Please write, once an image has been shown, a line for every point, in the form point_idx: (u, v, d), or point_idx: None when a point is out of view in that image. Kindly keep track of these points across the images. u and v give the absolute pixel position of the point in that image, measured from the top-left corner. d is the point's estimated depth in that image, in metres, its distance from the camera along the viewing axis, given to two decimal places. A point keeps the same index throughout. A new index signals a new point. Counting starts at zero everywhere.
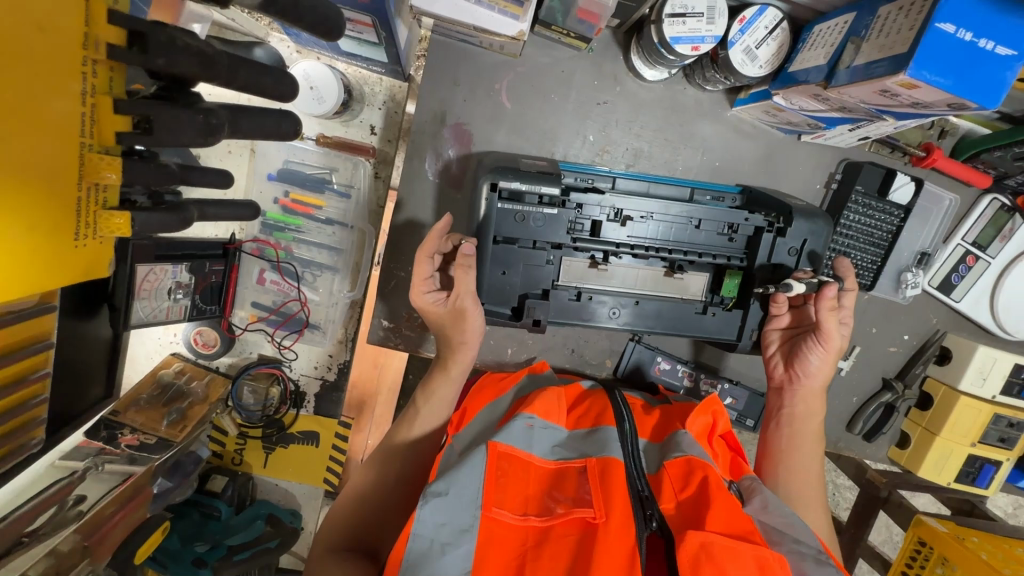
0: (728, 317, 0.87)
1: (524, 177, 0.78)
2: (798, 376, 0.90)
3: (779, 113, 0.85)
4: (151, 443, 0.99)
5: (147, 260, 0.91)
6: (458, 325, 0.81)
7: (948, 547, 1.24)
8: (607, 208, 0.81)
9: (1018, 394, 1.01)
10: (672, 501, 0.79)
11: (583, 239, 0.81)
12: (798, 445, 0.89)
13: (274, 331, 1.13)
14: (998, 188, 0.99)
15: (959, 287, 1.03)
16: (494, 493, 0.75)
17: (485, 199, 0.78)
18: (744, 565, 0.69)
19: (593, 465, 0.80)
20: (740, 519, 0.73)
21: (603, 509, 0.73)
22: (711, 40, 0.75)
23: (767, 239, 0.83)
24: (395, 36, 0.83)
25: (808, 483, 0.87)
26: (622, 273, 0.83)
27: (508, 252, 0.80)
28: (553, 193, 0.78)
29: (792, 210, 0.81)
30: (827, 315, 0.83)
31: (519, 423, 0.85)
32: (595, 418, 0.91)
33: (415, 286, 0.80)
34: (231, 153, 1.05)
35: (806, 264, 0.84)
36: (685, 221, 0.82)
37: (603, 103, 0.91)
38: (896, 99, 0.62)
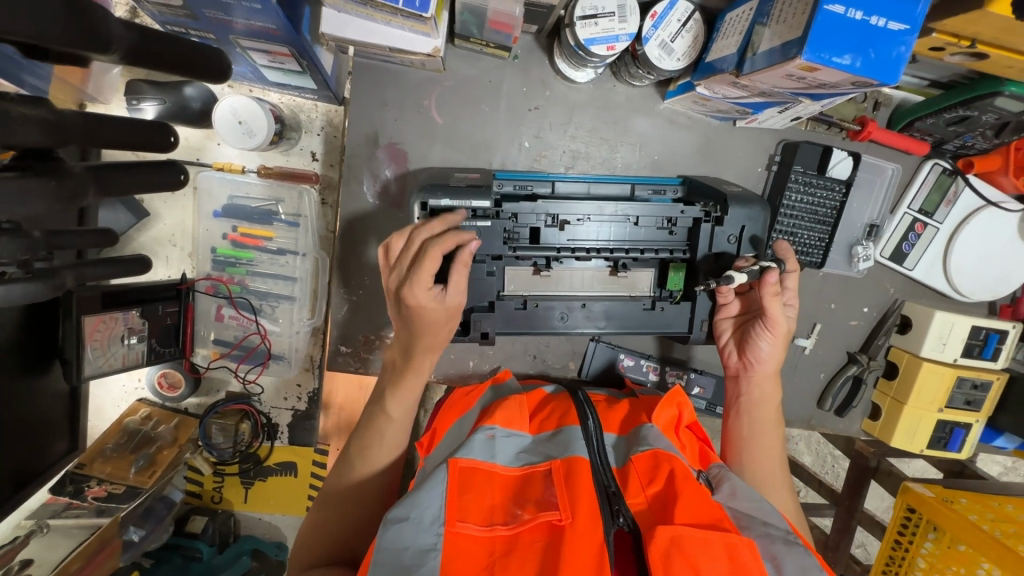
0: (678, 310, 0.87)
1: (452, 193, 0.78)
2: (752, 363, 0.89)
3: (708, 102, 0.86)
4: (119, 493, 1.00)
5: (95, 310, 0.92)
6: (449, 325, 0.77)
7: (938, 514, 1.23)
8: (544, 215, 0.81)
9: (979, 355, 1.02)
10: (639, 495, 0.78)
11: (523, 247, 0.81)
12: (759, 431, 0.89)
13: (237, 366, 1.12)
14: (938, 153, 1.00)
15: (911, 255, 1.03)
16: (457, 507, 0.74)
17: (417, 218, 0.78)
18: (714, 552, 0.68)
19: (557, 467, 0.79)
20: (708, 507, 0.73)
21: (568, 510, 0.73)
22: (626, 38, 0.75)
23: (705, 230, 0.83)
24: (317, 63, 0.84)
25: (772, 468, 0.87)
26: (567, 277, 0.83)
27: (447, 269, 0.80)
28: (485, 205, 0.78)
29: (727, 197, 0.81)
30: (771, 300, 0.82)
31: (480, 436, 0.84)
32: (559, 420, 0.90)
33: (416, 280, 0.71)
34: (175, 195, 1.05)
35: (748, 249, 0.84)
36: (623, 220, 0.82)
37: (535, 109, 0.91)
38: (803, 81, 0.63)
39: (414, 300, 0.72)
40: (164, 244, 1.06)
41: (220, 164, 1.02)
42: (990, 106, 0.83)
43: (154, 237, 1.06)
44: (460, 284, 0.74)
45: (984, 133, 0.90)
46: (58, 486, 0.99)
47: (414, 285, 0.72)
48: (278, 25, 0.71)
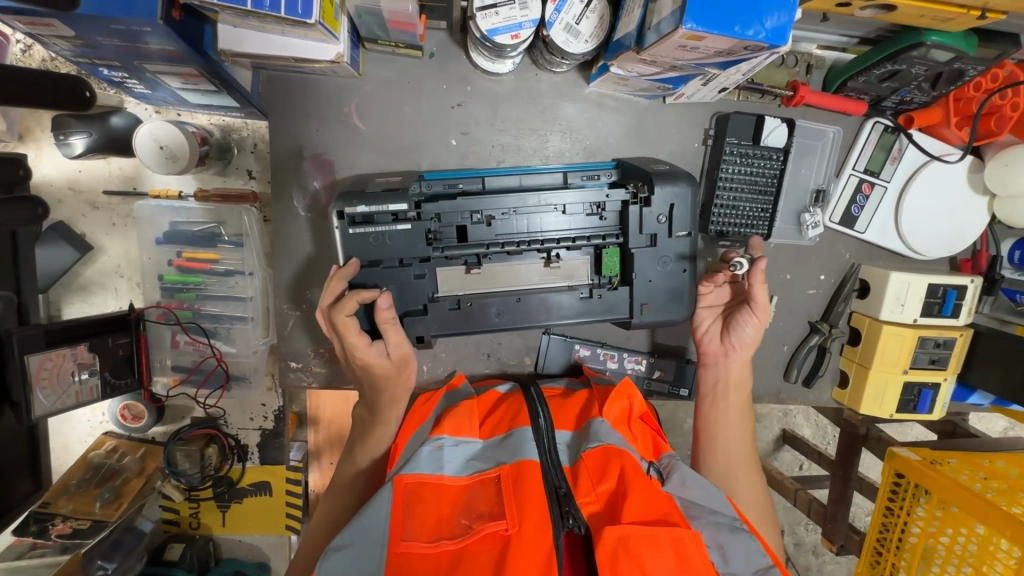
0: (616, 296, 0.85)
1: (370, 199, 0.77)
2: (732, 346, 0.92)
3: (628, 82, 0.84)
4: (85, 528, 1.02)
5: (39, 349, 0.91)
6: (402, 366, 0.87)
7: (925, 477, 1.20)
8: (468, 212, 0.80)
9: (940, 313, 0.99)
10: (588, 494, 0.77)
11: (450, 247, 0.81)
12: (730, 416, 0.91)
13: (197, 391, 1.11)
14: (879, 111, 0.98)
15: (862, 218, 1.01)
16: (404, 524, 0.74)
17: (336, 229, 0.77)
18: (661, 548, 0.69)
19: (506, 474, 0.78)
20: (658, 503, 0.74)
21: (516, 518, 0.72)
22: (529, 24, 0.73)
23: (635, 211, 0.81)
24: (231, 81, 0.81)
25: (740, 458, 0.89)
26: (498, 272, 0.82)
27: (373, 275, 0.80)
28: (402, 209, 0.77)
29: (651, 176, 0.80)
30: (759, 285, 0.86)
31: (428, 447, 0.83)
32: (510, 422, 0.88)
33: (355, 346, 0.81)
34: (117, 225, 1.04)
35: (680, 227, 0.82)
36: (550, 209, 0.81)
37: (459, 105, 0.90)
38: (698, 51, 0.61)
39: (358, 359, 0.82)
40: (112, 276, 1.06)
41: (157, 192, 1.01)
42: (915, 58, 0.81)
43: (101, 270, 1.06)
44: (399, 335, 0.82)
45: (920, 85, 0.88)
46: (22, 527, 1.00)
47: (353, 347, 0.81)
48: (175, 46, 0.70)
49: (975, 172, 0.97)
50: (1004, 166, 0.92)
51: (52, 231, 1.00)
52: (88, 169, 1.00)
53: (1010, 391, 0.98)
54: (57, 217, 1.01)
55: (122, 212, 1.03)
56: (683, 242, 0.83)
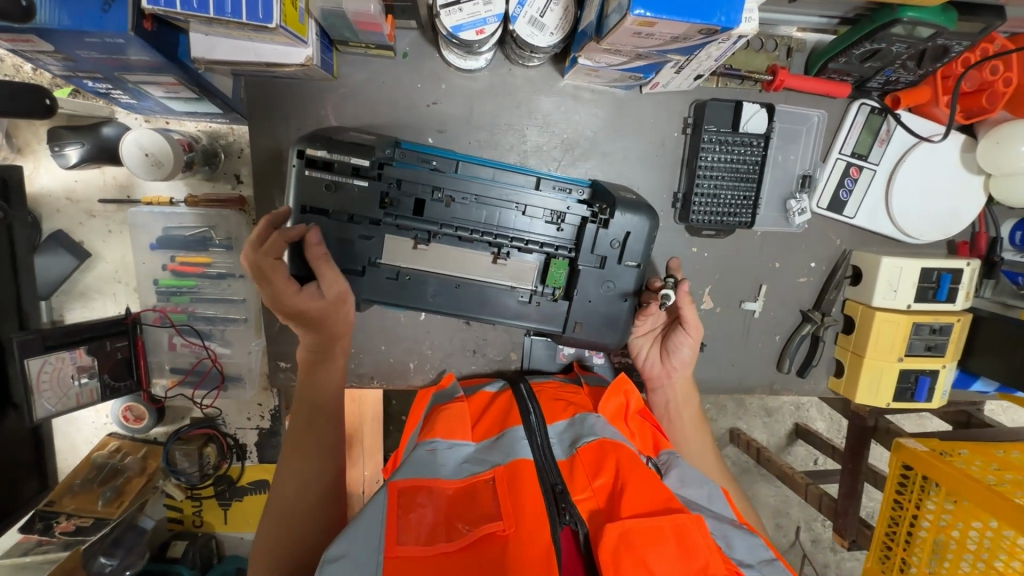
0: (555, 308, 0.86)
1: (334, 146, 0.75)
2: (673, 367, 1.00)
3: (599, 73, 0.84)
4: (88, 525, 1.04)
5: (38, 353, 0.94)
6: (338, 309, 0.78)
7: (932, 468, 1.17)
8: (427, 186, 0.79)
9: (934, 298, 0.96)
10: (584, 490, 0.76)
11: (403, 217, 0.79)
12: (687, 430, 0.99)
13: (194, 392, 1.14)
14: (864, 92, 0.95)
15: (851, 202, 0.99)
16: (399, 528, 0.69)
17: (292, 167, 0.75)
18: (663, 540, 0.68)
19: (501, 475, 0.77)
20: (656, 493, 0.73)
21: (512, 520, 0.71)
22: (493, 19, 0.74)
23: (591, 230, 0.82)
24: (209, 86, 0.84)
25: (709, 462, 0.96)
26: (452, 257, 0.81)
27: (317, 223, 0.77)
28: (364, 163, 0.76)
29: (614, 201, 0.80)
30: (687, 306, 0.92)
31: (421, 450, 0.81)
32: (501, 424, 0.89)
33: (282, 293, 0.73)
34: (113, 232, 1.07)
35: (629, 257, 0.83)
36: (509, 206, 0.81)
37: (434, 103, 0.91)
38: (654, 38, 0.61)
39: (292, 303, 0.74)
40: (110, 282, 1.10)
41: (150, 199, 1.04)
42: (892, 36, 0.79)
43: (99, 276, 1.09)
44: (331, 274, 0.75)
45: (905, 64, 0.86)
46: (27, 525, 1.02)
47: (283, 291, 0.73)
48: (149, 56, 0.72)
49: (967, 151, 0.95)
50: (996, 144, 0.88)
51: (51, 240, 1.03)
52: (83, 179, 1.04)
53: (1011, 377, 0.95)
54: (56, 226, 1.05)
55: (116, 219, 1.07)
56: (631, 272, 0.84)
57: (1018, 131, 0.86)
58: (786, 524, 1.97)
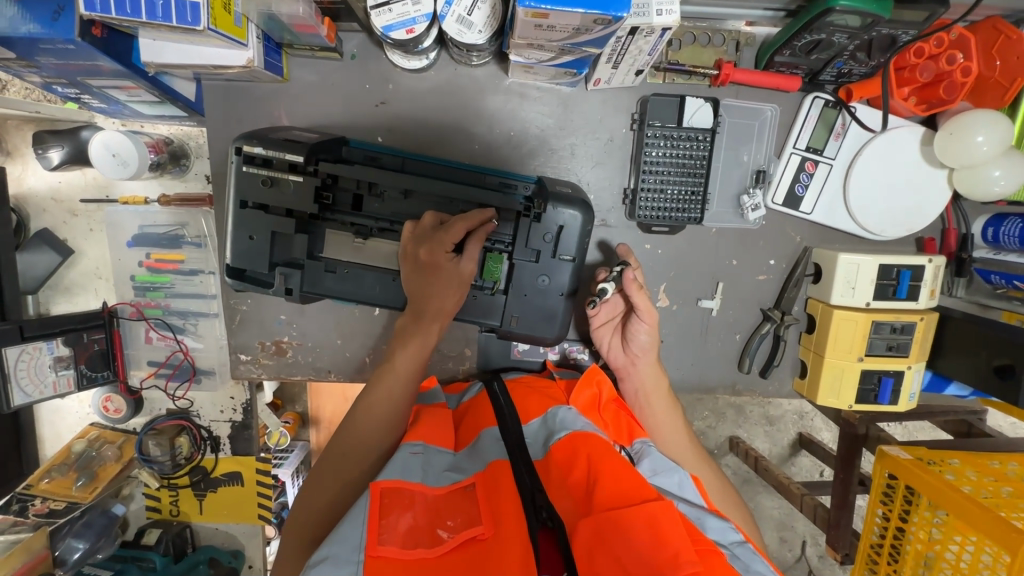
0: (493, 301, 0.87)
1: (270, 143, 0.78)
2: (636, 354, 0.98)
3: (535, 70, 0.85)
4: (60, 508, 1.10)
5: (15, 342, 1.01)
6: (460, 291, 0.83)
7: (914, 477, 1.11)
8: (363, 181, 0.81)
9: (894, 296, 0.93)
10: (561, 486, 0.74)
11: (341, 212, 0.82)
12: (659, 418, 0.96)
13: (167, 384, 1.18)
14: (818, 85, 0.94)
15: (807, 198, 0.97)
16: (382, 530, 0.69)
17: (231, 163, 0.79)
18: (633, 529, 0.63)
19: (480, 480, 0.76)
20: (625, 484, 0.69)
21: (492, 523, 0.69)
22: (422, 19, 0.76)
23: (525, 225, 0.83)
24: (169, 90, 0.90)
25: (685, 445, 0.95)
26: (385, 250, 0.82)
27: (256, 216, 0.80)
28: (297, 160, 0.77)
29: (545, 194, 0.82)
30: (636, 293, 0.90)
31: (404, 454, 0.80)
32: (478, 428, 0.88)
33: (434, 250, 0.77)
34: (94, 231, 1.14)
35: (565, 250, 0.84)
36: (446, 200, 0.83)
37: (382, 103, 0.94)
38: (557, 29, 0.62)
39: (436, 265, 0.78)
40: (91, 277, 1.16)
41: (126, 198, 1.09)
42: (829, 25, 0.78)
43: (82, 272, 1.15)
44: (472, 255, 0.80)
45: (853, 55, 0.84)
46: (4, 506, 1.09)
47: (437, 252, 0.77)
48: (105, 62, 0.77)
49: (927, 144, 0.91)
50: (951, 135, 0.85)
51: (37, 237, 1.10)
52: (66, 180, 1.10)
53: (980, 380, 0.90)
54: (42, 225, 1.12)
55: (96, 218, 1.13)
56: (566, 267, 0.85)
57: (974, 121, 0.83)
58: (790, 539, 1.90)
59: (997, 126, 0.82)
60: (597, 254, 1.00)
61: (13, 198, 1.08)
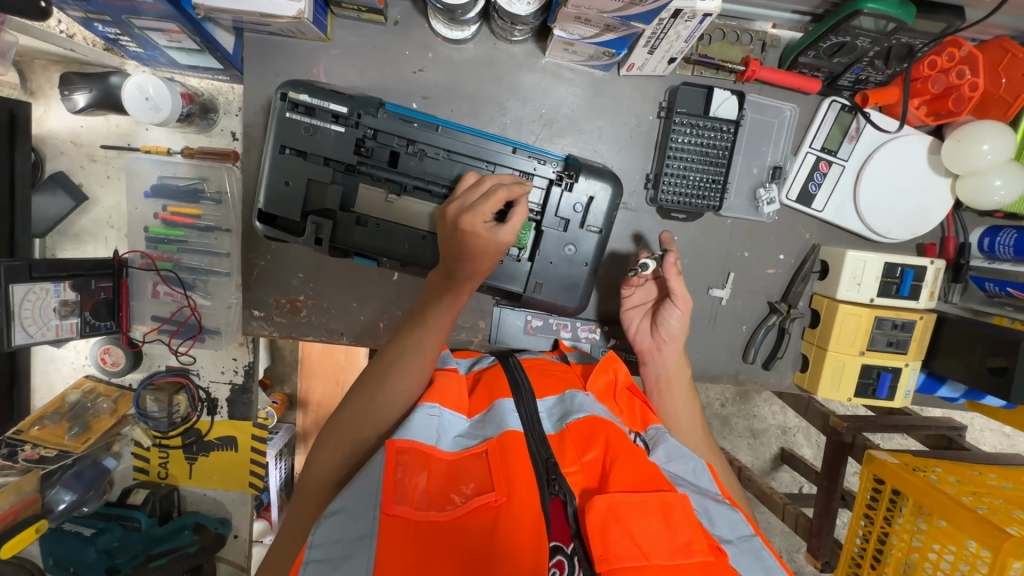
0: (518, 267, 0.90)
1: (316, 92, 0.82)
2: (663, 340, 0.99)
3: (575, 48, 0.88)
4: (51, 455, 1.08)
5: (23, 280, 0.96)
6: (496, 257, 0.82)
7: (902, 480, 1.14)
8: (402, 139, 0.84)
9: (897, 294, 0.97)
10: (574, 463, 0.75)
11: (377, 167, 0.84)
12: (677, 403, 0.97)
13: (170, 340, 1.17)
14: (835, 90, 0.99)
15: (819, 196, 1.01)
16: (395, 488, 0.69)
17: (276, 107, 0.82)
18: (648, 514, 0.67)
19: (494, 447, 0.75)
20: (643, 472, 0.72)
21: (505, 490, 0.70)
22: None
23: (556, 193, 0.87)
24: (211, 39, 0.90)
25: (697, 436, 0.95)
26: (414, 208, 0.84)
27: (293, 163, 0.83)
28: (342, 110, 0.82)
29: (578, 165, 0.86)
30: (673, 276, 0.94)
31: (422, 415, 0.78)
32: (491, 397, 0.87)
33: (474, 215, 0.77)
34: (111, 178, 1.13)
35: (592, 221, 0.88)
36: (480, 165, 0.86)
37: (420, 71, 0.96)
38: None
39: (472, 231, 0.77)
40: (103, 226, 1.14)
41: (149, 147, 1.09)
42: (854, 28, 0.82)
43: (94, 220, 1.14)
44: (509, 228, 0.79)
45: (872, 62, 0.90)
46: None
47: (474, 216, 0.77)
48: (155, 2, 0.77)
49: (935, 153, 0.97)
50: (958, 143, 0.90)
51: (52, 180, 1.09)
52: (89, 125, 1.10)
53: (974, 379, 0.95)
54: (59, 167, 1.10)
55: (115, 165, 1.12)
56: (592, 237, 0.88)
57: (980, 130, 0.89)
58: None
59: (1001, 136, 0.87)
60: (627, 237, 1.03)
61: (32, 137, 1.07)
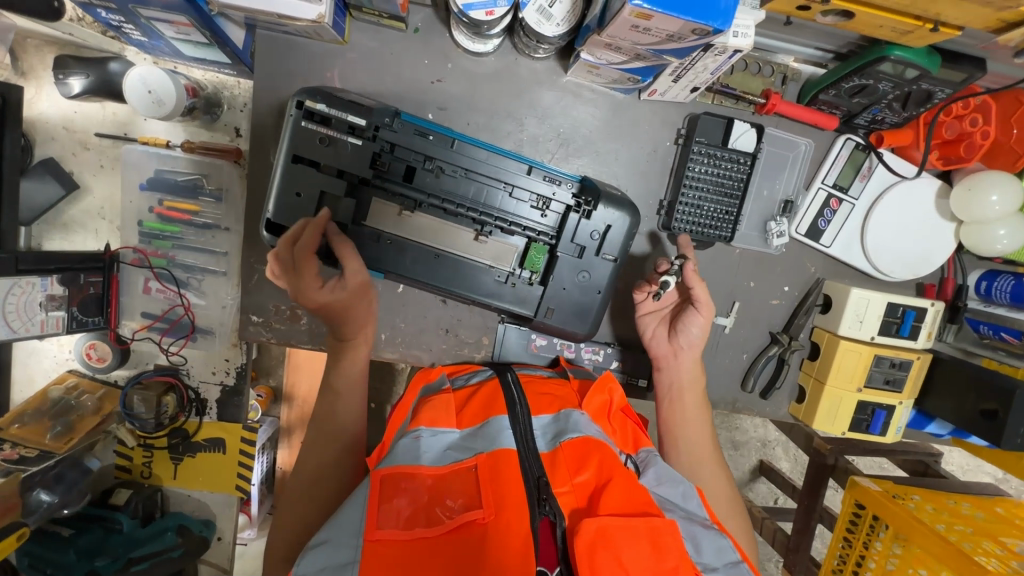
0: (530, 291, 0.90)
1: (333, 102, 0.79)
2: (681, 347, 0.98)
3: (600, 71, 0.87)
4: (32, 455, 1.03)
5: (8, 274, 0.93)
6: (363, 296, 0.84)
7: (885, 509, 1.17)
8: (420, 154, 0.82)
9: (897, 333, 0.99)
10: (565, 484, 0.70)
11: (393, 182, 0.82)
12: (688, 415, 0.96)
13: (161, 338, 1.13)
14: (851, 128, 0.99)
15: (828, 232, 1.02)
16: (381, 510, 0.67)
17: (290, 115, 0.79)
18: (637, 542, 0.63)
19: (483, 462, 0.71)
20: (636, 495, 0.68)
21: (494, 507, 0.67)
22: (503, 2, 0.77)
23: (574, 219, 0.86)
24: (222, 34, 0.86)
25: (703, 448, 0.94)
26: (428, 225, 0.84)
27: (305, 173, 0.81)
28: (360, 123, 0.80)
29: (598, 192, 0.85)
30: (696, 281, 0.94)
31: (404, 439, 0.76)
32: (486, 411, 0.81)
33: (303, 290, 0.79)
34: (104, 168, 1.08)
35: (609, 249, 0.88)
36: (498, 186, 0.84)
37: (438, 81, 0.93)
38: (650, 32, 0.64)
39: (315, 300, 0.80)
40: (94, 217, 1.09)
41: (145, 138, 1.04)
42: (879, 73, 0.82)
43: (84, 210, 1.09)
44: (356, 265, 0.81)
45: (890, 104, 0.90)
46: None
47: (305, 289, 0.79)
48: None
49: (943, 197, 0.98)
50: (968, 191, 0.92)
51: (41, 166, 1.04)
52: (84, 111, 1.04)
53: (966, 421, 0.97)
54: (48, 153, 1.05)
55: (109, 155, 1.07)
56: (607, 265, 0.89)
57: (989, 181, 0.90)
58: None
59: (1011, 187, 0.89)
60: (636, 261, 1.03)
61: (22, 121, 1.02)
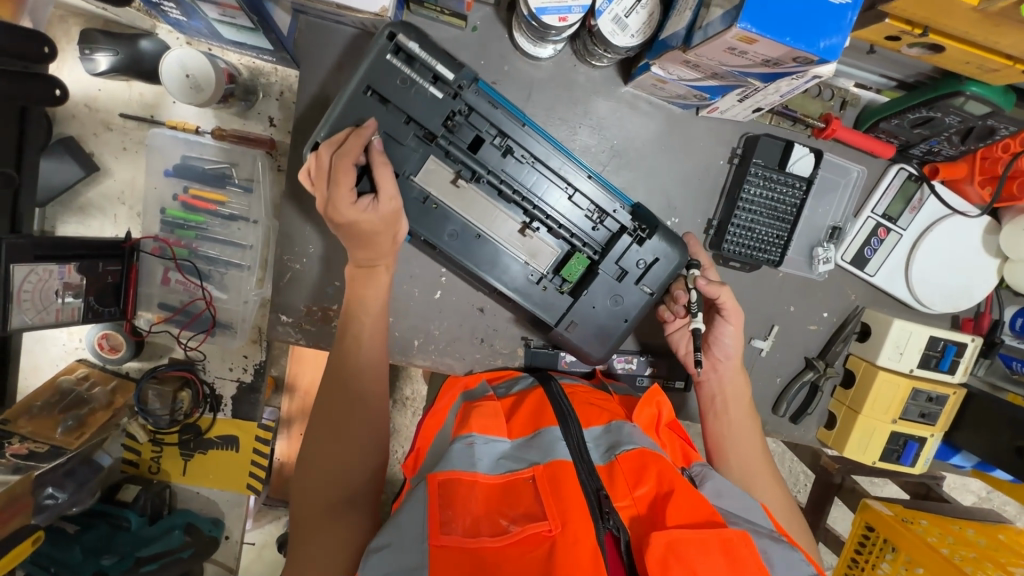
0: (558, 299, 0.88)
1: (428, 45, 0.76)
2: (718, 358, 0.95)
3: (665, 85, 0.84)
4: (41, 451, 0.98)
5: (26, 260, 0.85)
6: (393, 228, 0.79)
7: (893, 532, 1.17)
8: (493, 127, 0.80)
9: (936, 367, 0.99)
10: (626, 497, 0.69)
11: (457, 145, 0.80)
12: (734, 425, 0.93)
13: (180, 331, 1.09)
14: (905, 157, 0.98)
15: (873, 261, 1.01)
16: (443, 517, 0.65)
17: (378, 42, 0.75)
18: (711, 556, 0.59)
19: (541, 474, 0.69)
20: (702, 505, 0.65)
21: (559, 518, 0.63)
22: (578, 10, 0.73)
23: (626, 241, 0.85)
24: (268, 18, 0.78)
25: (754, 459, 0.91)
26: (478, 202, 0.82)
27: (367, 104, 0.77)
28: (448, 75, 0.77)
29: (656, 224, 0.84)
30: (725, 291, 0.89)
31: (458, 444, 0.73)
32: (536, 420, 0.79)
33: (337, 202, 0.75)
34: (127, 150, 1.02)
35: (649, 282, 0.87)
36: (562, 186, 0.82)
37: (493, 83, 0.89)
38: (746, 56, 0.61)
39: (345, 215, 0.76)
40: (113, 201, 1.04)
41: (174, 123, 0.99)
42: (951, 107, 0.80)
43: (103, 193, 1.03)
44: (392, 190, 0.77)
45: (949, 138, 0.88)
46: None
47: (338, 201, 0.76)
48: None
49: (990, 233, 0.98)
50: None
51: (61, 145, 0.98)
52: (108, 89, 0.99)
53: (997, 458, 0.97)
54: (68, 131, 1.00)
55: (133, 138, 1.02)
56: (642, 296, 0.87)
57: None
58: None
59: None
60: None
61: None
